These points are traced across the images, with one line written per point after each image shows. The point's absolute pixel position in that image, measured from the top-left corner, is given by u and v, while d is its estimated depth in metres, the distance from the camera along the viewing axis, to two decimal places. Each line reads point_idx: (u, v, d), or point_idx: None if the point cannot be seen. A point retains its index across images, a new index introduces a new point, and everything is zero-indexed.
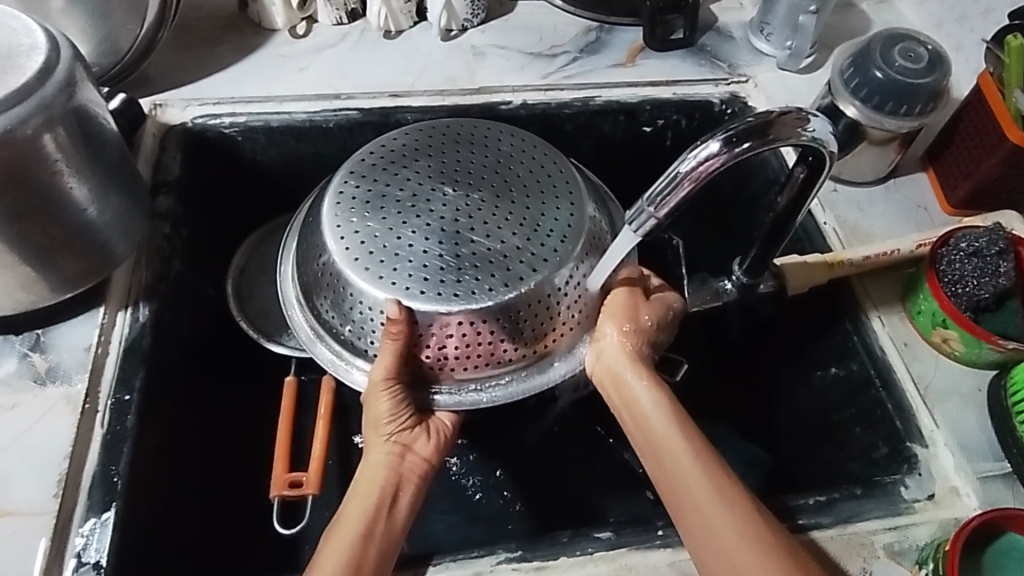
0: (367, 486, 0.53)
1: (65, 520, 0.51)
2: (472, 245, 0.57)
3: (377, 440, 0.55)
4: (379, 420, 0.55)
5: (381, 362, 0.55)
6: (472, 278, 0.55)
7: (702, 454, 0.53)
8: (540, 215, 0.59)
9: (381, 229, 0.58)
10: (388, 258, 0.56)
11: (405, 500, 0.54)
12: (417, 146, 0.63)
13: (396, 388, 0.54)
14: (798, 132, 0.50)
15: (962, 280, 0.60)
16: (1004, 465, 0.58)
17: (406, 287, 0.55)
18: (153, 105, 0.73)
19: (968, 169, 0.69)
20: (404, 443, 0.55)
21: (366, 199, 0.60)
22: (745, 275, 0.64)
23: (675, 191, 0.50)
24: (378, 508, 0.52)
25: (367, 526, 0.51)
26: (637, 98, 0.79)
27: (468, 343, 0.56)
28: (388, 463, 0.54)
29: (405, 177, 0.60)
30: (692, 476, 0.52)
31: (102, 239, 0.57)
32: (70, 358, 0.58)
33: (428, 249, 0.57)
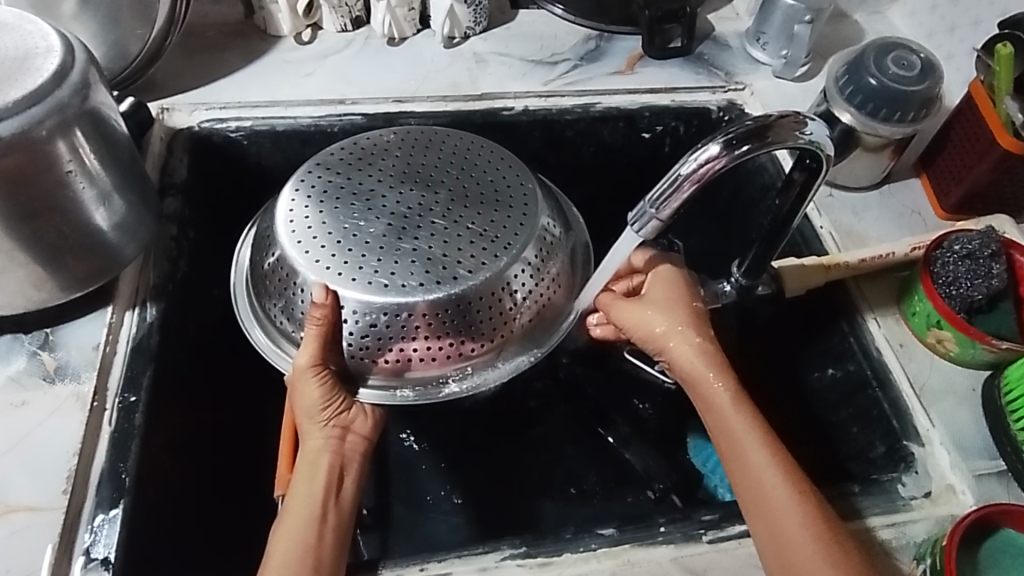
0: (312, 471, 0.55)
1: (74, 516, 0.52)
2: (418, 243, 0.58)
3: (315, 425, 0.56)
4: (312, 408, 0.56)
5: (305, 349, 0.55)
6: (413, 277, 0.56)
7: (783, 457, 0.52)
8: (492, 222, 0.60)
9: (334, 222, 0.59)
10: (335, 250, 0.58)
11: (352, 480, 0.56)
12: (385, 148, 0.65)
13: (325, 374, 0.55)
14: (796, 135, 0.51)
15: (955, 282, 0.62)
16: (998, 462, 0.59)
17: (352, 280, 0.57)
18: (161, 110, 0.74)
19: (960, 175, 0.70)
20: (343, 425, 0.57)
21: (325, 192, 0.62)
22: (744, 277, 0.65)
23: (677, 193, 0.51)
24: (326, 491, 0.54)
25: (318, 507, 0.53)
26: (636, 105, 0.80)
27: (426, 336, 0.57)
28: (329, 446, 0.56)
29: (367, 176, 0.62)
30: (774, 479, 0.51)
31: (113, 239, 0.58)
32: (78, 356, 0.58)
33: (376, 243, 0.58)
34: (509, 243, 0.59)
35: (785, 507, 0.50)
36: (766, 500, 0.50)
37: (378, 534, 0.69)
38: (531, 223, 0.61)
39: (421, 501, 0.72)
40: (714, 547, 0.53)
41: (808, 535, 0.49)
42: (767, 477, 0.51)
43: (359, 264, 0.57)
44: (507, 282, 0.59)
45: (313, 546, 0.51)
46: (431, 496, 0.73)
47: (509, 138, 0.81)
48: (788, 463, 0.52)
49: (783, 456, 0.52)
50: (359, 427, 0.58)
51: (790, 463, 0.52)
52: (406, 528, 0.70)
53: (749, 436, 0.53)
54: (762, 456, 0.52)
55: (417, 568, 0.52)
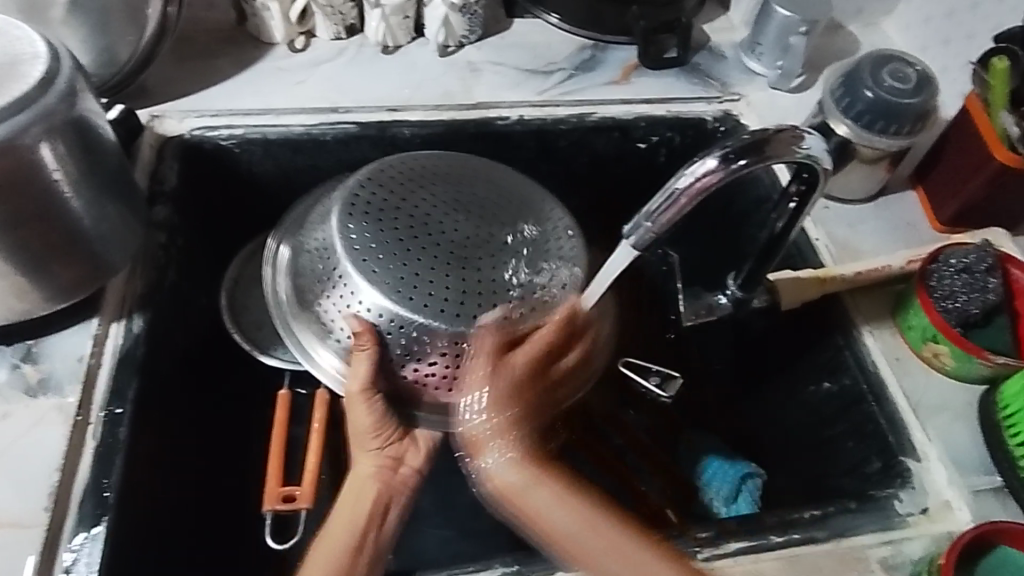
0: (359, 494, 0.58)
1: (56, 532, 0.50)
2: (473, 274, 0.59)
3: (366, 450, 0.59)
4: (364, 435, 0.58)
5: (356, 377, 0.57)
6: (468, 308, 0.58)
7: (645, 541, 0.52)
8: (538, 261, 0.62)
9: (394, 241, 0.60)
10: (392, 271, 0.59)
11: (395, 513, 0.59)
12: (440, 168, 0.66)
13: (375, 403, 0.58)
14: (793, 149, 0.51)
15: (952, 295, 0.61)
16: (995, 478, 0.59)
17: (411, 303, 0.58)
18: (151, 116, 0.73)
19: (956, 187, 0.70)
20: (393, 456, 0.60)
21: (379, 208, 0.61)
22: (739, 290, 0.65)
23: (673, 207, 0.50)
24: (369, 517, 0.57)
25: (357, 534, 0.56)
26: (631, 115, 0.80)
27: (478, 366, 0.59)
28: (379, 476, 0.59)
29: (428, 197, 0.63)
30: (623, 559, 0.52)
31: (99, 249, 0.57)
32: (63, 367, 0.57)
33: (434, 268, 0.59)
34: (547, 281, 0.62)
35: (632, 570, 0.51)
36: (573, 555, 0.53)
37: None
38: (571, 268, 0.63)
39: (411, 515, 0.71)
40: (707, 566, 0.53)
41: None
42: (619, 567, 0.51)
43: (420, 289, 0.58)
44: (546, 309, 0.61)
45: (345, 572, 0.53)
46: (421, 510, 0.72)
47: (504, 148, 0.80)
48: (657, 546, 0.52)
49: (604, 524, 0.54)
50: (411, 459, 0.61)
51: (625, 524, 0.54)
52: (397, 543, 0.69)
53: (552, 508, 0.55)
54: (603, 540, 0.53)
55: None
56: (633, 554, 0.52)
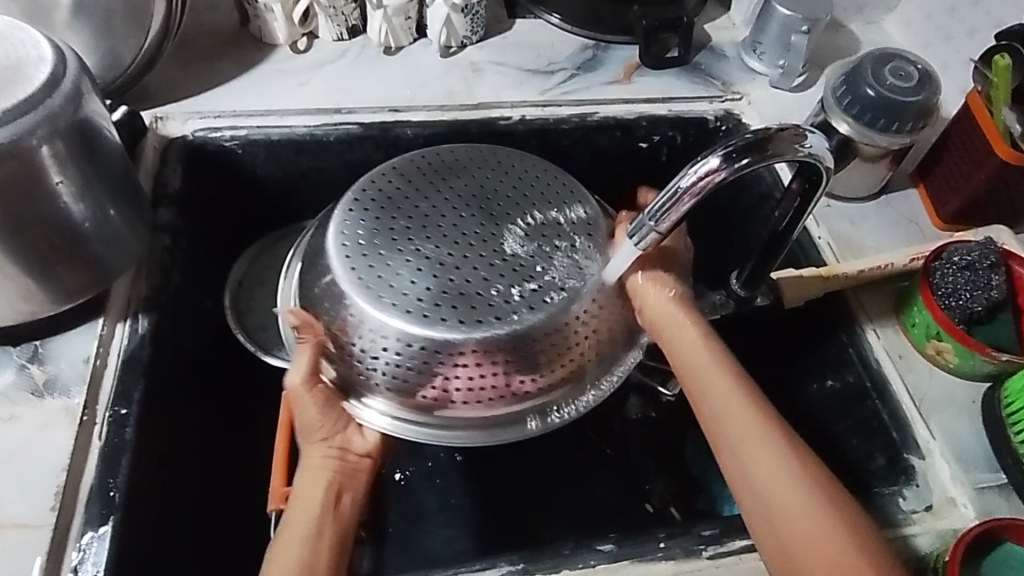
0: (311, 486, 0.55)
1: (64, 532, 0.50)
2: (472, 275, 0.56)
3: (314, 443, 0.57)
4: (311, 426, 0.56)
5: (297, 367, 0.56)
6: (461, 313, 0.54)
7: (771, 420, 0.53)
8: (553, 251, 0.58)
9: (392, 243, 0.57)
10: (398, 280, 0.56)
11: (349, 500, 0.56)
12: (445, 169, 0.63)
13: (317, 389, 0.56)
14: (795, 147, 0.50)
15: (955, 293, 0.61)
16: (999, 475, 0.59)
17: (403, 309, 0.54)
18: (154, 118, 0.73)
19: (958, 182, 0.70)
20: (341, 445, 0.58)
21: (382, 207, 0.60)
22: (742, 288, 0.65)
23: (677, 205, 0.50)
24: (325, 505, 0.54)
25: (316, 524, 0.53)
26: (633, 114, 0.80)
27: (476, 365, 0.55)
28: (330, 464, 0.56)
29: (426, 203, 0.60)
30: (769, 459, 0.51)
31: (104, 250, 0.57)
32: (69, 369, 0.57)
33: (431, 271, 0.56)
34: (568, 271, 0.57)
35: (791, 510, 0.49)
36: (731, 448, 0.52)
37: (373, 549, 0.68)
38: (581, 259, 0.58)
39: (416, 515, 0.71)
40: (713, 563, 0.53)
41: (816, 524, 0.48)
42: (755, 473, 0.51)
43: (414, 294, 0.55)
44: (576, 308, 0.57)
45: (309, 562, 0.50)
46: (426, 509, 0.72)
47: (506, 148, 0.80)
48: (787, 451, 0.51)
49: (739, 382, 0.55)
50: (358, 448, 0.59)
51: (773, 420, 0.53)
52: (402, 543, 0.70)
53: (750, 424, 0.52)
54: (724, 393, 0.54)
55: None
56: (766, 451, 0.51)
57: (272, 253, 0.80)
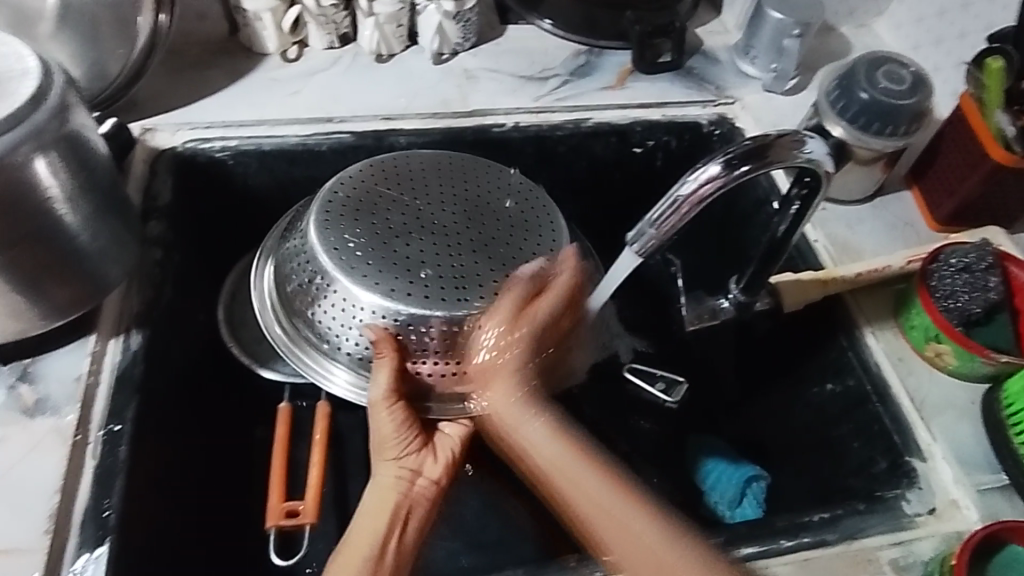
0: (378, 506, 0.56)
1: (57, 557, 0.49)
2: (445, 264, 0.61)
3: (388, 461, 0.58)
4: (385, 443, 0.58)
5: (378, 384, 0.58)
6: (433, 293, 0.59)
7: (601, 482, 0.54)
8: (511, 242, 0.64)
9: (371, 235, 0.62)
10: (376, 266, 0.60)
11: (415, 525, 0.57)
12: (429, 173, 0.67)
13: (399, 409, 0.58)
14: (794, 153, 0.50)
15: (953, 295, 0.62)
16: (1001, 476, 0.59)
17: (381, 290, 0.59)
18: (143, 130, 0.72)
19: (952, 186, 0.71)
20: (413, 468, 0.58)
21: (358, 204, 0.64)
22: (741, 293, 0.65)
23: (676, 214, 0.49)
24: (391, 524, 0.55)
25: (376, 546, 0.54)
26: (628, 120, 0.80)
27: (442, 353, 0.60)
28: (398, 486, 0.57)
29: (400, 199, 0.65)
30: (625, 534, 0.51)
31: (95, 266, 0.56)
32: (59, 389, 0.56)
33: (407, 258, 0.61)
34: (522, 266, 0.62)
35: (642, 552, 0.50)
36: (610, 534, 0.52)
37: None
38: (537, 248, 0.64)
39: None
40: None
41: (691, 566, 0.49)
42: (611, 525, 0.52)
43: (392, 278, 0.60)
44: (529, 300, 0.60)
45: None
46: None
47: (501, 155, 0.80)
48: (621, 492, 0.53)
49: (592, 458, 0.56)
50: (429, 472, 0.59)
51: (637, 497, 0.53)
52: None
53: (578, 467, 0.55)
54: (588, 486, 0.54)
55: None
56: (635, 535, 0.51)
57: None
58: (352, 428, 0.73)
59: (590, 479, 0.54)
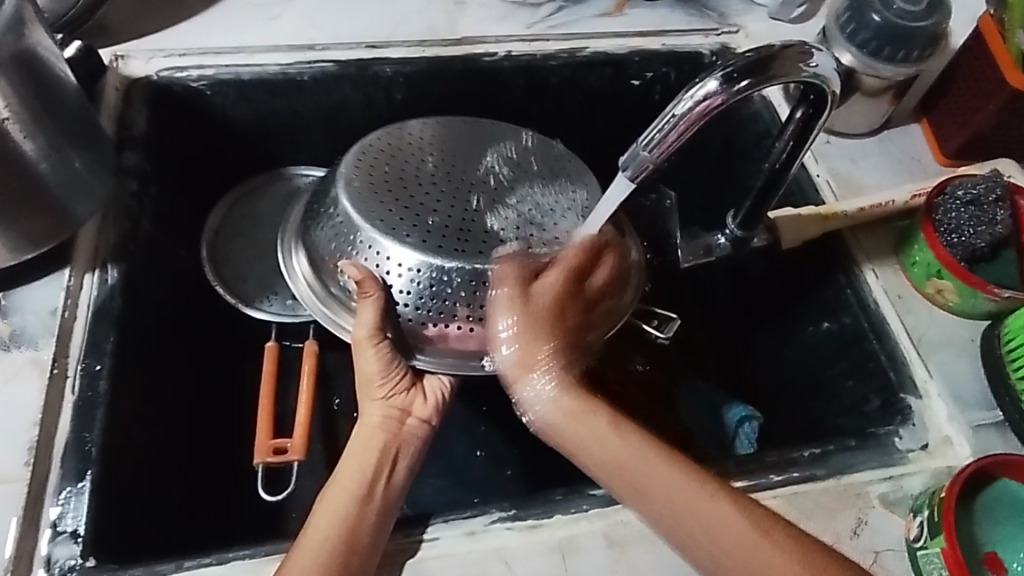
0: (367, 446, 0.53)
1: (39, 488, 0.49)
2: (476, 222, 0.56)
3: (376, 398, 0.55)
4: (370, 381, 0.54)
5: (363, 320, 0.53)
6: (465, 249, 0.54)
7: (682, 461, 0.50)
8: (546, 206, 0.59)
9: (399, 190, 0.57)
10: (405, 220, 0.55)
11: (405, 464, 0.54)
12: (451, 133, 0.62)
13: (383, 346, 0.53)
14: (800, 67, 0.47)
15: (958, 229, 0.60)
16: (996, 413, 0.58)
17: (411, 241, 0.54)
18: (114, 57, 0.68)
19: (963, 118, 0.68)
20: (401, 406, 0.55)
21: (388, 160, 0.59)
22: (739, 229, 0.62)
23: (672, 134, 0.46)
24: (381, 461, 0.53)
25: (365, 483, 0.51)
26: (625, 49, 0.76)
27: (470, 315, 0.55)
28: (386, 425, 0.54)
29: (430, 157, 0.60)
30: (665, 483, 0.49)
31: (66, 194, 0.54)
32: (35, 322, 0.55)
33: (437, 214, 0.56)
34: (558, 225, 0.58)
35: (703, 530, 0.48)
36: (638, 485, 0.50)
37: None
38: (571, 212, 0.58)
39: None
40: None
41: (731, 528, 0.47)
42: (649, 489, 0.50)
43: (422, 232, 0.55)
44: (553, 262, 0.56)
45: (352, 525, 0.48)
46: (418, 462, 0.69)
47: (492, 86, 0.76)
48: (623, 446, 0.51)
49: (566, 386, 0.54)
50: (420, 411, 0.56)
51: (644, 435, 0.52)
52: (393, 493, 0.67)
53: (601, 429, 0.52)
54: (598, 427, 0.52)
55: (402, 533, 0.50)
56: (691, 504, 0.48)
57: (249, 202, 0.77)
58: (339, 369, 0.72)
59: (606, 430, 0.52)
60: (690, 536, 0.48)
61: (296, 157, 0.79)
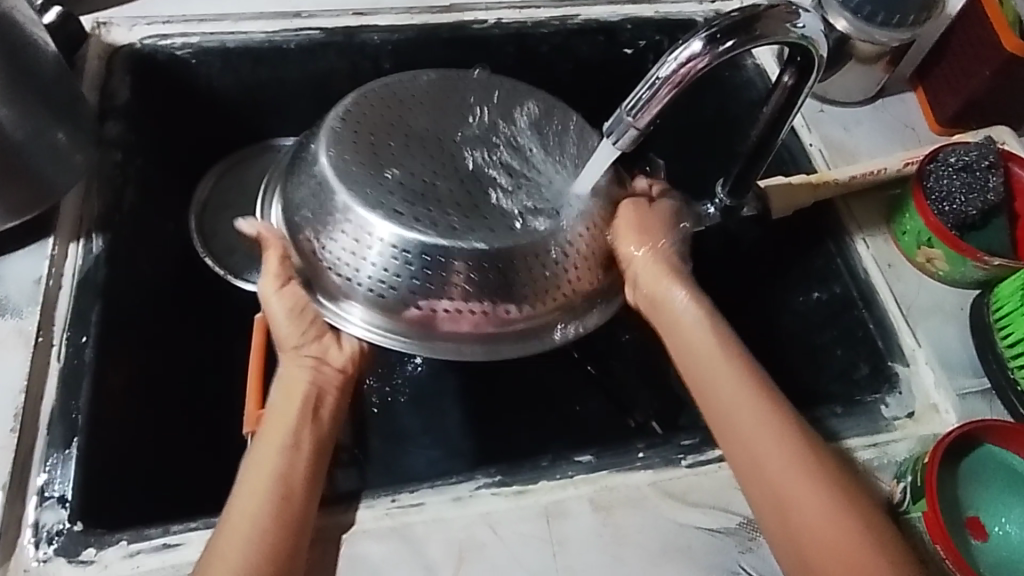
0: (288, 396, 0.52)
1: (26, 454, 0.49)
2: (463, 193, 0.55)
3: (292, 352, 0.54)
4: (286, 334, 0.55)
5: (269, 275, 0.55)
6: (455, 220, 0.54)
7: (795, 438, 0.49)
8: (536, 169, 0.58)
9: (384, 160, 0.56)
10: (392, 191, 0.54)
11: (328, 412, 0.53)
12: (430, 96, 0.60)
13: (292, 291, 0.55)
14: (786, 28, 0.46)
15: (949, 196, 0.59)
16: (983, 380, 0.58)
17: (400, 216, 0.53)
18: (96, 24, 0.67)
19: (959, 83, 0.67)
20: (317, 355, 0.55)
21: (368, 129, 0.57)
22: (728, 197, 0.62)
23: (655, 98, 0.45)
24: (303, 411, 0.52)
25: (293, 435, 0.50)
26: (618, 17, 0.75)
27: (461, 293, 0.53)
28: (306, 375, 0.54)
29: (421, 127, 0.58)
30: (774, 445, 0.48)
31: (46, 163, 0.53)
32: (19, 291, 0.54)
33: (422, 185, 0.55)
34: (547, 196, 0.56)
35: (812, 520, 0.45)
36: (746, 447, 0.49)
37: None
38: (555, 176, 0.58)
39: (398, 438, 0.68)
40: (693, 472, 0.52)
41: (830, 517, 0.45)
42: (755, 456, 0.48)
43: (408, 205, 0.54)
44: (547, 239, 0.54)
45: (286, 475, 0.48)
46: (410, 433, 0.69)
47: (482, 55, 0.75)
48: (770, 406, 0.50)
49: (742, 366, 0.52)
50: (336, 359, 0.56)
51: (775, 405, 0.50)
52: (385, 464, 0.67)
53: (732, 377, 0.51)
54: (730, 383, 0.51)
55: (388, 499, 0.50)
56: (803, 480, 0.47)
57: (238, 173, 0.77)
58: None
59: (731, 389, 0.51)
60: (793, 529, 0.46)
61: (284, 128, 0.78)
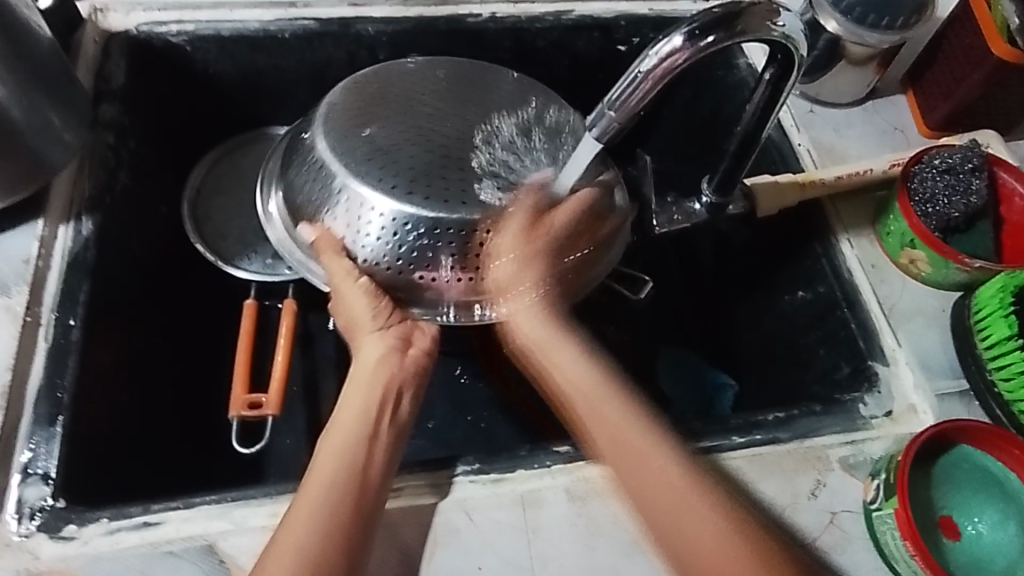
0: (367, 377, 0.53)
1: (11, 430, 0.50)
2: (458, 163, 0.56)
3: (371, 335, 0.54)
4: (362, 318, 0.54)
5: (336, 264, 0.55)
6: (450, 195, 0.55)
7: (676, 459, 0.49)
8: (526, 144, 0.59)
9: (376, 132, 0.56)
10: (387, 166, 0.55)
11: (408, 401, 0.53)
12: (419, 71, 0.61)
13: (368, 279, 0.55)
14: (768, 26, 0.47)
15: (933, 199, 0.59)
16: (962, 382, 0.58)
17: (399, 191, 0.54)
18: (93, 9, 0.68)
19: (948, 88, 0.67)
20: (402, 337, 0.55)
21: (357, 105, 0.58)
22: (714, 195, 0.62)
23: (636, 92, 0.46)
24: (382, 398, 0.52)
25: (368, 424, 0.50)
26: (612, 13, 0.75)
27: (460, 265, 0.55)
28: (392, 359, 0.54)
29: (413, 95, 0.59)
30: (647, 469, 0.48)
31: (38, 143, 0.54)
32: (8, 269, 0.55)
33: (416, 156, 0.55)
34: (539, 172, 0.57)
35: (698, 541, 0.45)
36: (622, 467, 0.49)
37: None
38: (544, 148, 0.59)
39: None
40: None
41: (720, 538, 0.45)
42: (633, 478, 0.49)
43: (404, 178, 0.55)
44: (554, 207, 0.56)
45: (360, 466, 0.48)
46: None
47: (477, 48, 0.75)
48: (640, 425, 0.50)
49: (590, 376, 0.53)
50: (419, 342, 0.55)
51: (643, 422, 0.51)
52: None
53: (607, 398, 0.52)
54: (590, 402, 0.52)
55: None
56: (687, 505, 0.46)
57: (231, 160, 0.77)
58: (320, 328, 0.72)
59: (604, 406, 0.52)
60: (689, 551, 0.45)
61: (277, 116, 0.79)
